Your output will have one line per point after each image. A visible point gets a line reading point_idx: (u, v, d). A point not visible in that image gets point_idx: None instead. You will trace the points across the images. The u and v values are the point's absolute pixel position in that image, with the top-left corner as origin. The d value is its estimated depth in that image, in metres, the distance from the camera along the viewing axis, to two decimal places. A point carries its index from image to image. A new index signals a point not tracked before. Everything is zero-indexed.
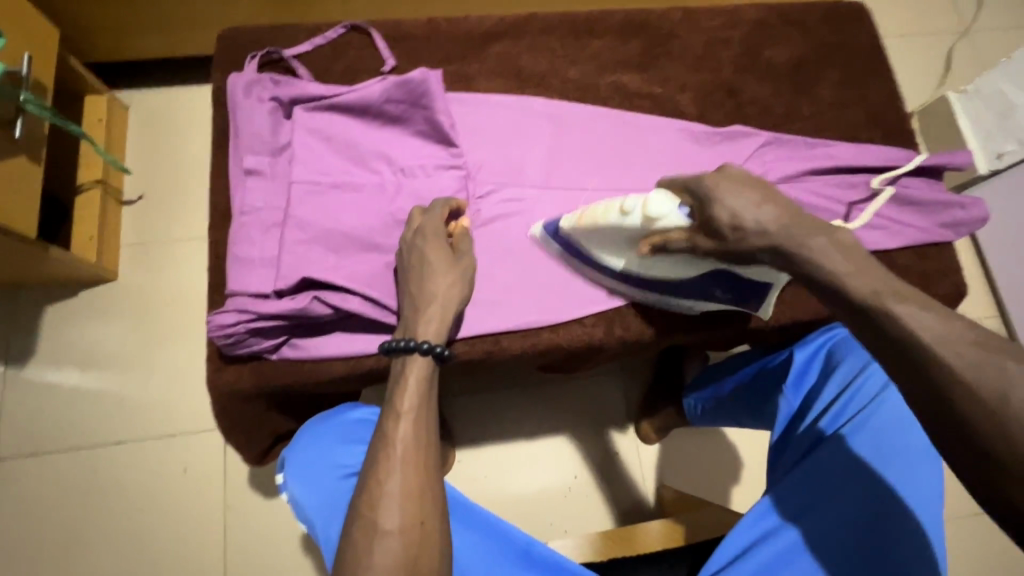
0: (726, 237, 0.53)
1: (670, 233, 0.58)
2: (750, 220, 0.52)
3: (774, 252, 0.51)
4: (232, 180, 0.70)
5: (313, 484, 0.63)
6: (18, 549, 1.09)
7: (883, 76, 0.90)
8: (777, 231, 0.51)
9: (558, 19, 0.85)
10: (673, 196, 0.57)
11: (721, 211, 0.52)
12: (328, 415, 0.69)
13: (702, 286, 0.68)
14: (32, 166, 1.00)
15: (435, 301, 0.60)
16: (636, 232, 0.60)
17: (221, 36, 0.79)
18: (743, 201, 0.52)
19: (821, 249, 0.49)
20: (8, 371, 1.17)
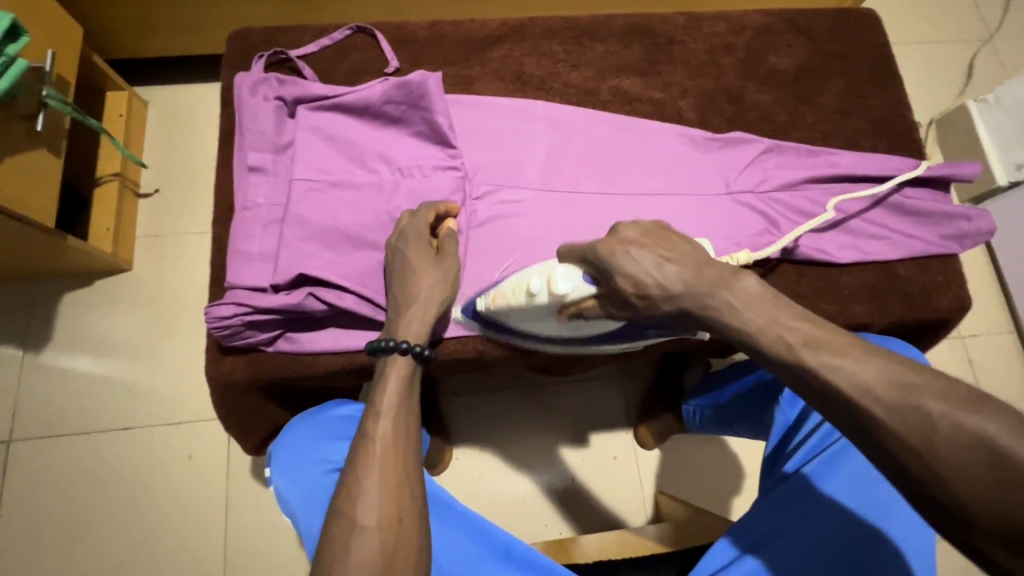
0: (636, 305, 0.49)
1: (583, 300, 0.56)
2: (651, 285, 0.48)
3: (683, 316, 0.47)
4: (235, 177, 0.72)
5: (298, 480, 0.64)
6: (29, 527, 1.13)
7: (891, 84, 0.88)
8: (683, 293, 0.46)
9: (561, 23, 0.85)
10: (577, 267, 0.55)
11: (624, 280, 0.49)
12: (315, 412, 0.71)
13: (635, 330, 0.66)
14: (52, 158, 1.04)
15: (417, 302, 0.62)
16: (551, 306, 0.58)
17: (232, 37, 0.81)
18: (645, 264, 0.48)
19: (729, 308, 0.44)
20: (25, 356, 1.21)
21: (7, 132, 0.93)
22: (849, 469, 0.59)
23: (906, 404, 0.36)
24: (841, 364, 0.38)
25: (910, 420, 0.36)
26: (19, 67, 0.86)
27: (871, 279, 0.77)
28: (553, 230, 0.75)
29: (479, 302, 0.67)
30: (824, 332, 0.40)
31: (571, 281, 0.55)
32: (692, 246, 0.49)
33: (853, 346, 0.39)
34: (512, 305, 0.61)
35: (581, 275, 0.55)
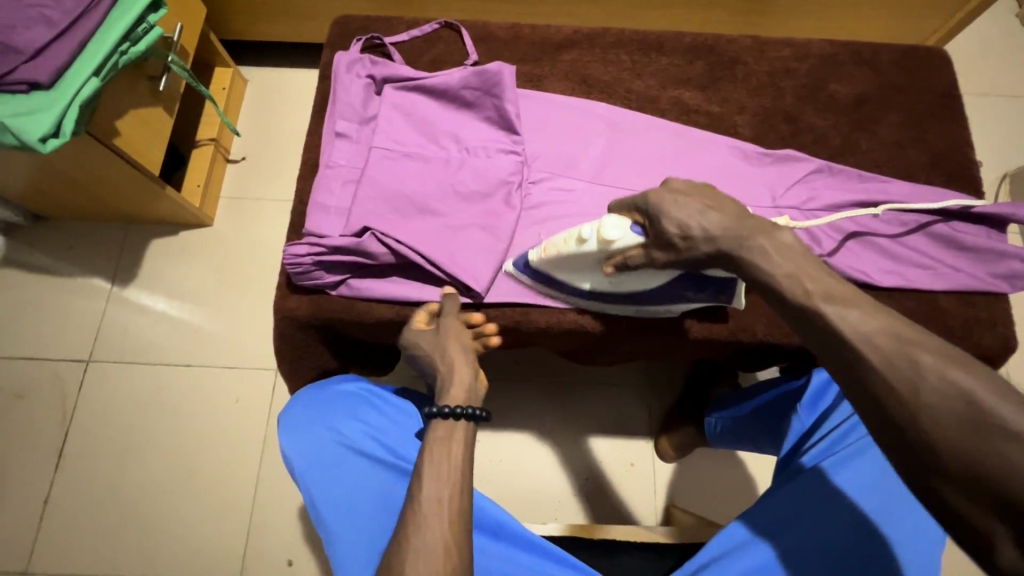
0: (681, 247, 0.59)
1: (629, 251, 0.64)
2: (695, 227, 0.58)
3: (721, 256, 0.57)
4: (323, 141, 0.82)
5: (304, 446, 0.75)
6: (92, 441, 1.26)
7: (955, 122, 0.89)
8: (723, 235, 0.57)
9: (631, 35, 0.91)
10: (620, 218, 0.63)
11: (670, 225, 0.59)
12: (321, 385, 0.82)
13: (672, 291, 0.73)
14: (165, 117, 1.18)
15: (463, 375, 0.68)
16: (598, 254, 0.66)
17: (335, 22, 0.92)
18: (690, 213, 0.58)
19: (763, 255, 0.54)
20: (113, 289, 1.36)
21: (134, 89, 1.07)
22: (853, 475, 0.65)
23: (900, 351, 0.44)
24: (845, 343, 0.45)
25: (898, 365, 0.43)
26: (155, 34, 1.00)
27: (913, 307, 0.77)
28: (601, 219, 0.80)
29: (530, 252, 0.74)
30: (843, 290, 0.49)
31: (621, 231, 0.63)
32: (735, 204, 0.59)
33: (863, 303, 0.47)
34: (562, 254, 0.68)
35: (629, 226, 0.63)
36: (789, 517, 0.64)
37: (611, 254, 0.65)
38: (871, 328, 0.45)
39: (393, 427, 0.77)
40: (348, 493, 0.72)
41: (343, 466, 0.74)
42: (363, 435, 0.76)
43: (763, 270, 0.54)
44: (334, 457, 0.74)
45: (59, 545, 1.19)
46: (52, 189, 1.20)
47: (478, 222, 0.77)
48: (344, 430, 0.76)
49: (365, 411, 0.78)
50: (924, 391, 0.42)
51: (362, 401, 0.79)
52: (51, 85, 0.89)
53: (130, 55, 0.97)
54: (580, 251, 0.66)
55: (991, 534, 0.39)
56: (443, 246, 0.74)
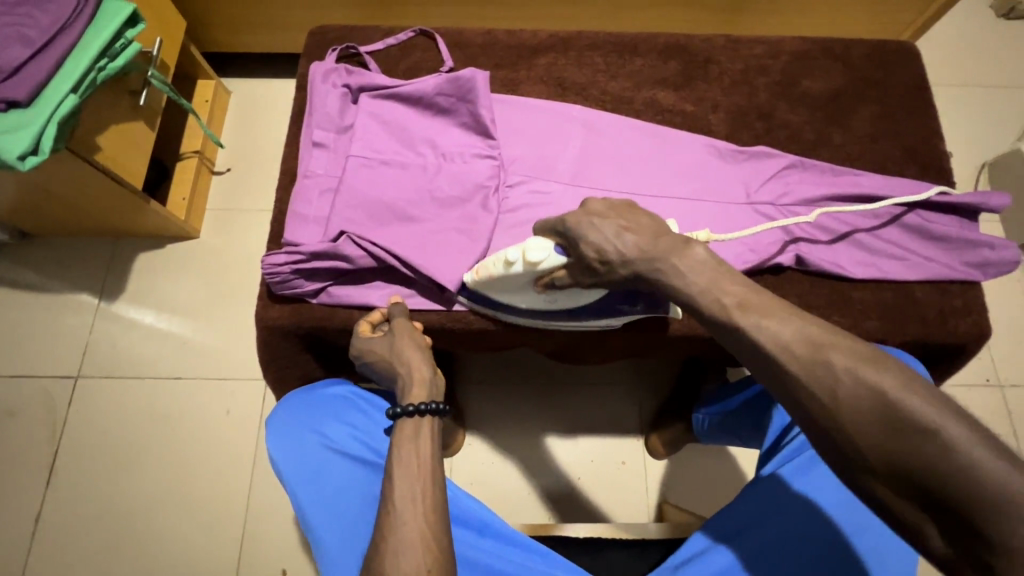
0: (600, 269, 0.59)
1: (556, 271, 0.65)
2: (611, 251, 0.57)
3: (637, 277, 0.57)
4: (301, 151, 0.82)
5: (293, 448, 0.76)
6: (83, 456, 1.26)
7: (926, 115, 0.90)
8: (638, 259, 0.56)
9: (605, 38, 0.92)
10: (546, 238, 0.64)
11: (588, 249, 0.58)
12: (312, 389, 0.82)
13: (607, 306, 0.73)
14: (147, 131, 1.18)
15: (417, 372, 0.68)
16: (528, 276, 0.67)
17: (312, 32, 0.93)
18: (605, 235, 0.57)
19: (675, 273, 0.53)
20: (100, 304, 1.36)
21: (114, 104, 1.08)
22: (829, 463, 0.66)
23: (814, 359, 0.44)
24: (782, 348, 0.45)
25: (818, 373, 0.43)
26: (133, 49, 1.00)
27: (887, 298, 0.78)
28: None
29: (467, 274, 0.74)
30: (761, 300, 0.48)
31: (543, 255, 0.63)
32: (652, 220, 0.58)
33: (782, 311, 0.47)
34: (494, 275, 0.69)
35: (552, 249, 0.63)
36: (760, 516, 0.66)
37: (540, 273, 0.66)
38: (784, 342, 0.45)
39: (380, 429, 0.78)
40: (333, 496, 0.72)
41: (329, 469, 0.74)
42: (351, 439, 0.76)
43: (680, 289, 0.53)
44: (321, 461, 0.75)
45: (51, 562, 1.19)
46: (35, 206, 1.20)
47: (456, 227, 0.77)
48: (330, 434, 0.76)
49: (352, 414, 0.79)
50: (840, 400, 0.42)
51: (352, 406, 0.80)
52: (29, 103, 0.89)
53: (108, 71, 0.97)
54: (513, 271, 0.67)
55: (924, 530, 0.40)
56: (420, 254, 0.75)
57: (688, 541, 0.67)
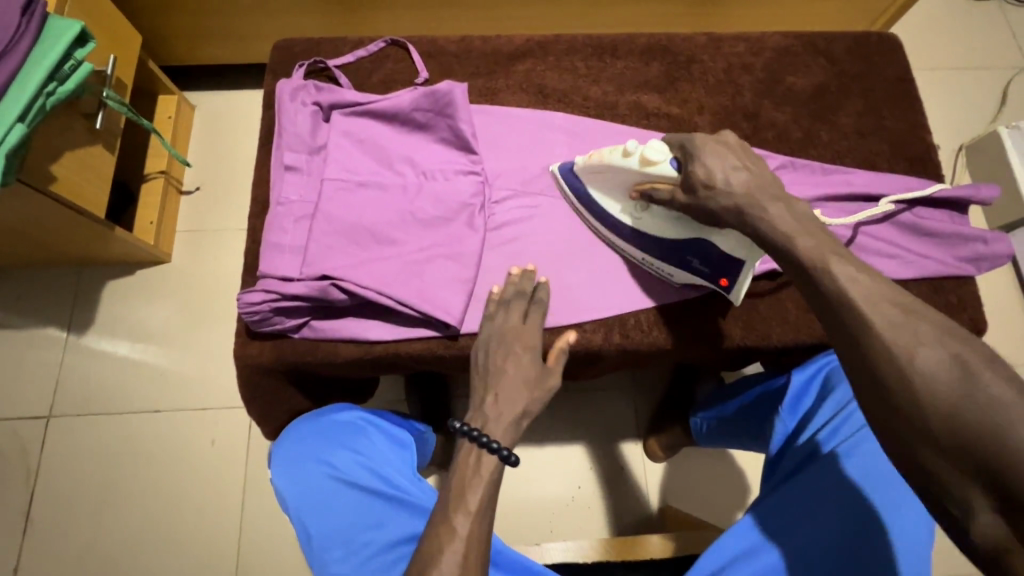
0: (699, 193, 0.62)
1: (659, 182, 0.66)
2: (721, 179, 0.60)
3: (733, 211, 0.60)
4: (272, 175, 0.77)
5: (297, 479, 0.72)
6: (60, 499, 1.20)
7: (912, 107, 0.89)
8: (743, 192, 0.59)
9: (584, 41, 0.89)
10: (669, 147, 0.66)
11: (701, 167, 0.62)
12: (316, 416, 0.78)
13: (678, 252, 0.72)
14: (107, 154, 1.12)
15: (524, 410, 0.62)
16: (632, 176, 0.69)
17: (276, 47, 0.88)
18: (723, 162, 0.61)
19: (774, 215, 0.58)
20: (69, 337, 1.29)
21: (68, 129, 1.01)
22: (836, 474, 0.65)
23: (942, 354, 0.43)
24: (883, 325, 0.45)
25: (943, 374, 0.42)
26: (84, 70, 0.94)
27: None
28: (568, 234, 0.79)
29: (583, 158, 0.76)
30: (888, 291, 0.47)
31: (658, 161, 0.65)
32: (770, 174, 0.62)
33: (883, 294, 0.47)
34: (602, 160, 0.70)
35: (669, 162, 0.65)
36: (794, 513, 0.65)
37: (644, 180, 0.68)
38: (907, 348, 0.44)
39: (387, 456, 0.75)
40: (348, 527, 0.68)
41: (339, 500, 0.70)
42: (358, 466, 0.72)
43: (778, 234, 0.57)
44: (330, 491, 0.71)
45: None
46: None
47: (443, 249, 0.74)
48: (336, 463, 0.72)
49: (359, 440, 0.75)
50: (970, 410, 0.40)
51: (358, 431, 0.76)
52: None
53: (57, 95, 0.91)
54: (617, 162, 0.68)
55: None
56: (405, 281, 0.71)
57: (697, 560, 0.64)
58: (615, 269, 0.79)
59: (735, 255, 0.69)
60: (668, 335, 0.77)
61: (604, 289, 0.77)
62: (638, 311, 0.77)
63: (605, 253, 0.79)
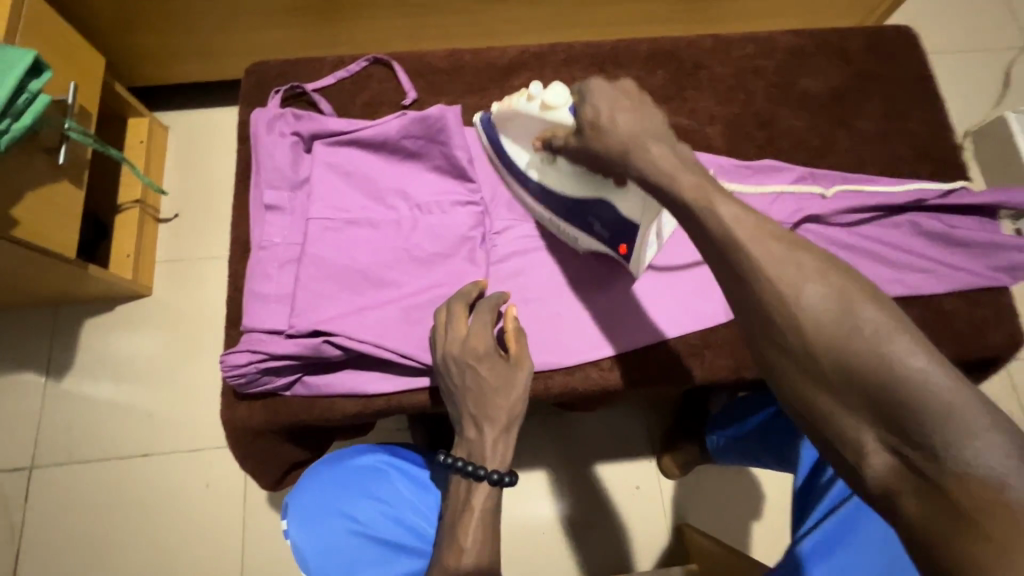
0: (588, 136, 0.55)
1: (557, 129, 0.60)
2: (605, 120, 0.53)
3: (615, 154, 0.53)
4: (251, 215, 0.71)
5: (321, 537, 0.64)
6: (49, 554, 1.13)
7: (933, 105, 0.84)
8: (624, 133, 0.52)
9: (582, 49, 0.83)
10: (570, 91, 0.59)
11: (587, 108, 0.55)
12: (333, 460, 0.69)
13: (580, 211, 0.66)
14: (74, 189, 1.04)
15: (505, 419, 0.57)
16: (539, 123, 0.63)
17: (248, 70, 0.80)
18: (608, 101, 0.54)
19: (654, 155, 0.50)
20: (47, 382, 1.22)
21: (30, 167, 0.94)
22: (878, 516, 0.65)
23: (845, 323, 0.39)
24: (808, 299, 0.40)
25: (864, 333, 0.38)
26: (40, 104, 0.87)
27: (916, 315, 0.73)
28: (577, 264, 0.73)
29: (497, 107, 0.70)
30: (807, 258, 0.42)
31: (558, 105, 0.59)
32: (658, 115, 0.53)
33: (813, 265, 0.42)
34: (512, 106, 0.65)
35: (569, 105, 0.59)
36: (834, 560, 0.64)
37: (545, 126, 0.62)
38: (820, 325, 0.40)
39: (415, 504, 0.67)
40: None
41: (369, 559, 0.63)
42: (386, 519, 0.65)
43: (652, 173, 0.50)
44: (353, 550, 0.63)
45: None
46: None
47: (444, 290, 0.68)
48: (363, 518, 0.65)
49: (386, 488, 0.67)
50: (898, 384, 0.36)
51: (382, 478, 0.68)
52: None
53: (12, 132, 0.83)
54: (523, 109, 0.63)
55: None
56: (406, 331, 0.65)
57: None
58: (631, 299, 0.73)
59: (626, 217, 0.61)
60: (690, 368, 0.71)
61: (618, 322, 0.71)
62: (657, 345, 0.71)
63: (617, 283, 0.73)
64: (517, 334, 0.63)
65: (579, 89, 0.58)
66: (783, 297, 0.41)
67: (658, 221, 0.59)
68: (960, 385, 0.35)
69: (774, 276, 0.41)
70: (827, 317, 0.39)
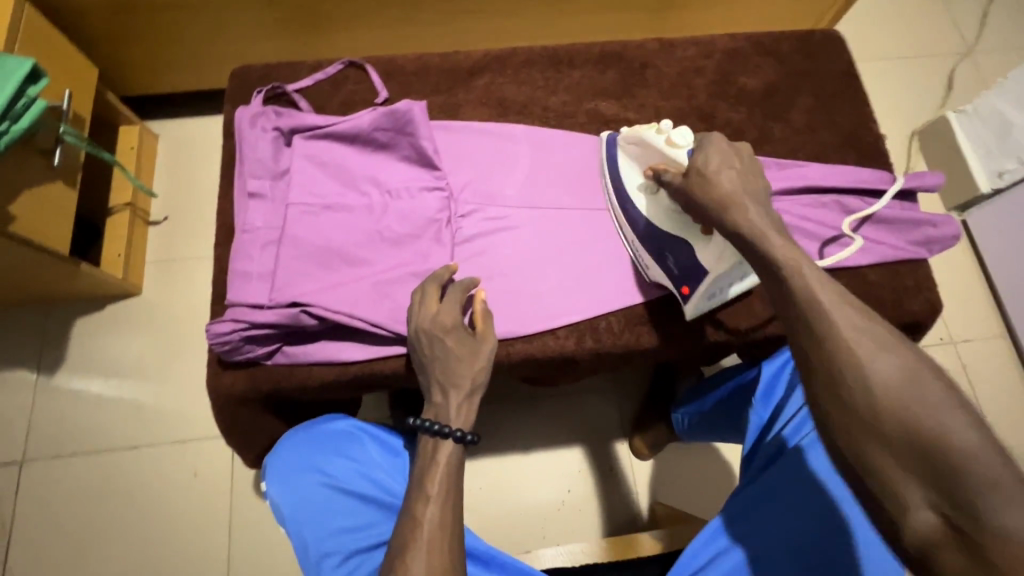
0: (690, 178, 0.63)
1: (669, 167, 0.68)
2: (715, 170, 0.61)
3: (707, 203, 0.60)
4: (236, 203, 0.77)
5: (293, 492, 0.70)
6: (40, 545, 1.16)
7: (858, 100, 0.93)
8: (725, 188, 0.60)
9: (540, 52, 0.91)
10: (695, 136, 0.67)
11: (701, 156, 0.63)
12: (307, 427, 0.75)
13: (658, 247, 0.74)
14: (68, 190, 1.10)
15: (468, 386, 0.63)
16: (658, 156, 0.70)
17: (234, 74, 0.88)
18: (723, 157, 0.62)
19: (747, 211, 0.58)
20: (39, 379, 1.26)
21: (26, 168, 0.99)
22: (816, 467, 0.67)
23: (909, 392, 0.45)
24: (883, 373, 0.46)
25: (927, 401, 0.44)
26: (38, 107, 0.93)
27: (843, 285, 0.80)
28: (536, 243, 0.80)
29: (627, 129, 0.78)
30: (882, 333, 0.48)
31: (681, 146, 0.67)
32: (760, 182, 0.61)
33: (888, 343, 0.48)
34: (638, 134, 0.73)
35: (690, 148, 0.66)
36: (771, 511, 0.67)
37: (663, 160, 0.69)
38: (883, 389, 0.45)
39: (382, 464, 0.72)
40: (344, 536, 0.67)
41: (337, 510, 0.69)
42: (354, 475, 0.70)
43: (740, 225, 0.57)
44: (325, 501, 0.69)
45: None
46: None
47: (413, 266, 0.75)
48: (331, 474, 0.70)
49: (355, 450, 0.72)
50: (955, 460, 0.41)
51: (352, 441, 0.73)
52: None
53: (11, 134, 0.89)
54: (648, 138, 0.70)
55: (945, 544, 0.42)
56: (378, 304, 0.72)
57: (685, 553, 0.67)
58: (585, 273, 0.80)
59: (701, 266, 0.70)
60: (640, 336, 0.78)
61: (573, 295, 0.79)
62: (609, 314, 0.78)
63: (573, 261, 0.81)
64: (484, 316, 0.69)
65: (701, 138, 0.66)
66: (856, 361, 0.47)
67: (736, 271, 0.68)
68: (1009, 469, 0.40)
69: (853, 345, 0.48)
70: (891, 386, 0.45)
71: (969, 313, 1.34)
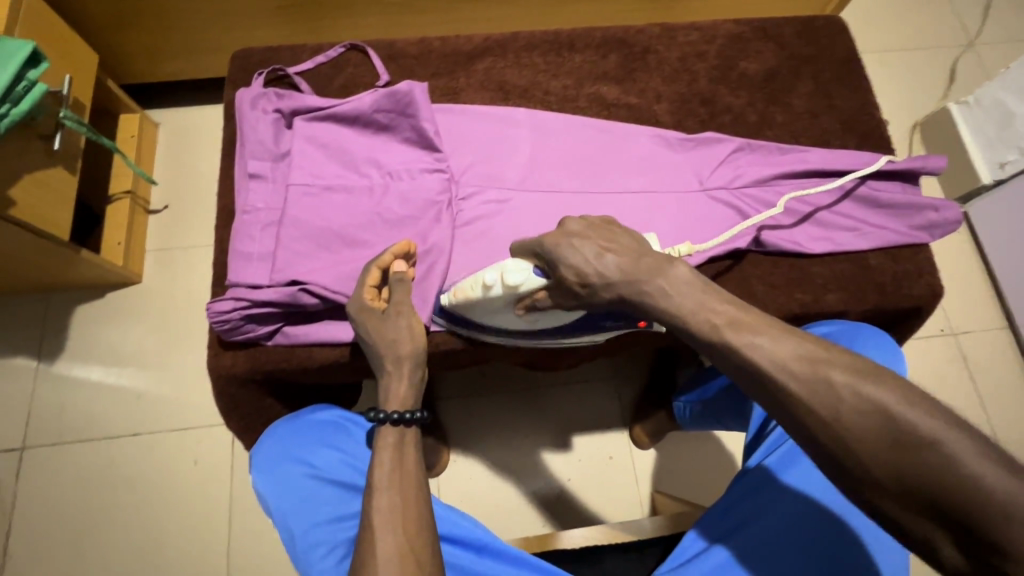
0: (582, 293, 0.56)
1: (536, 293, 0.62)
2: (592, 272, 0.54)
3: (623, 300, 0.55)
4: (236, 184, 0.77)
5: (279, 482, 0.69)
6: (39, 532, 1.16)
7: (859, 85, 0.92)
8: (619, 279, 0.53)
9: (542, 36, 0.91)
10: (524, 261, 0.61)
11: (568, 272, 0.55)
12: (294, 418, 0.75)
13: (591, 321, 0.71)
14: (68, 176, 1.10)
15: (387, 363, 0.64)
16: (508, 298, 0.64)
17: (235, 57, 0.87)
18: (585, 257, 0.55)
19: (662, 291, 0.52)
20: (39, 366, 1.26)
21: (26, 152, 0.99)
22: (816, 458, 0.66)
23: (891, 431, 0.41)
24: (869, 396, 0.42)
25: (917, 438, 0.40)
26: (38, 91, 0.92)
27: (843, 269, 0.80)
28: (538, 225, 0.79)
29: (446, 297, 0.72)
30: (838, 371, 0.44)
31: (524, 280, 0.61)
32: (633, 240, 0.56)
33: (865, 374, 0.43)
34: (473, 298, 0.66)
35: (531, 272, 0.61)
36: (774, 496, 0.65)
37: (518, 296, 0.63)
38: (874, 430, 0.42)
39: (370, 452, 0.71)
40: (330, 527, 0.65)
41: (323, 499, 0.67)
42: (341, 464, 0.70)
43: (670, 311, 0.51)
44: (310, 491, 0.68)
45: None
46: None
47: None
48: (317, 463, 0.69)
49: (342, 439, 0.72)
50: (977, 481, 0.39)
51: (340, 430, 0.73)
52: None
53: (11, 117, 0.89)
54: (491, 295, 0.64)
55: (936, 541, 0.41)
56: None
57: (685, 543, 0.66)
58: None
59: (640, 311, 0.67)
60: None
61: None
62: None
63: None
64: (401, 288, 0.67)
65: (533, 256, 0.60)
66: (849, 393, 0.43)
67: None
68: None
69: (808, 397, 0.44)
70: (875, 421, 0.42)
71: (969, 304, 1.34)
